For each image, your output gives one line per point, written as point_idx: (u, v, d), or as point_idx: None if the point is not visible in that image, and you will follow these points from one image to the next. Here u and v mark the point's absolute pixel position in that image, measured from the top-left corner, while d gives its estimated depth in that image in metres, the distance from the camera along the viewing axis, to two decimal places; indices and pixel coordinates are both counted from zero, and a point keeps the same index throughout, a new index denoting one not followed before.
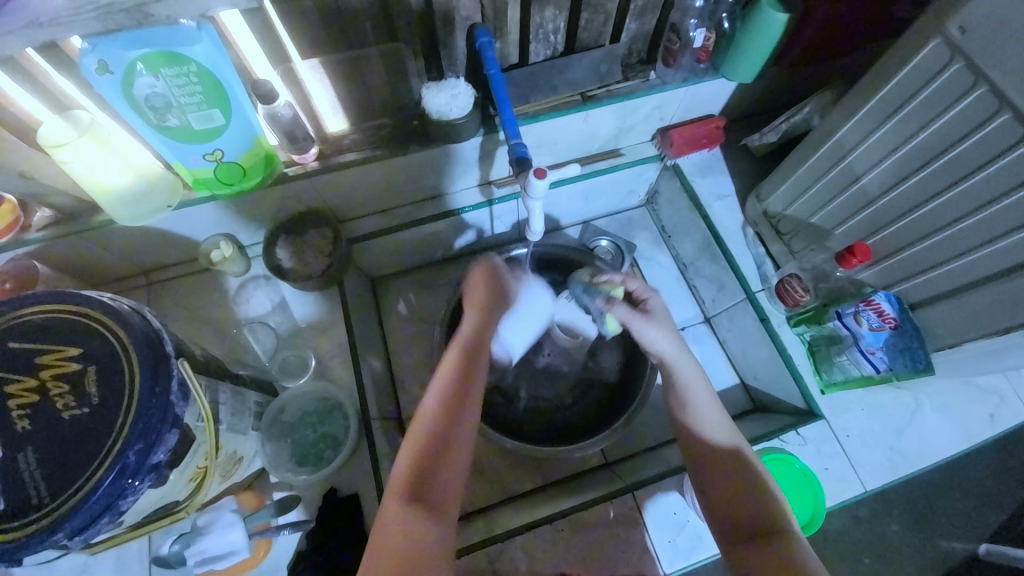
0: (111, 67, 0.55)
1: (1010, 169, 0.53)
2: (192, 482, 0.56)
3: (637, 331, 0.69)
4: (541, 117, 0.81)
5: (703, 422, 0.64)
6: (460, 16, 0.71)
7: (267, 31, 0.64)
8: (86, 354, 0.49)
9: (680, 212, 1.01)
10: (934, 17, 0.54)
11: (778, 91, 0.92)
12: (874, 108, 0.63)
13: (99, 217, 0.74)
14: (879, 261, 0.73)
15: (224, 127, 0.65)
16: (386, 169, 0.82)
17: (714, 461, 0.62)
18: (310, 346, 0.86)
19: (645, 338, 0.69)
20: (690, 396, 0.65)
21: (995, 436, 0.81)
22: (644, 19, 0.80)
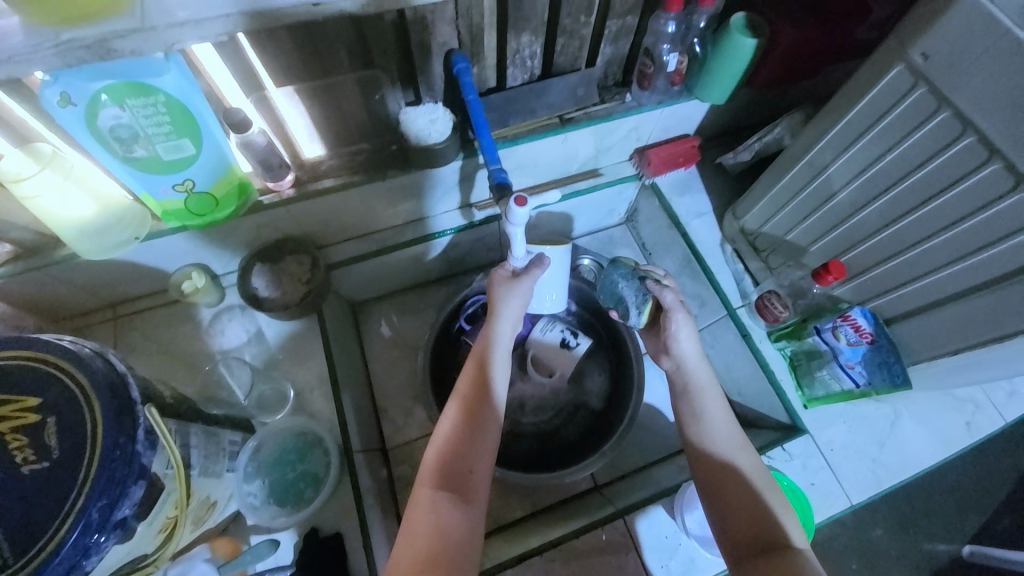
0: (74, 99, 0.53)
1: (976, 189, 0.55)
2: (161, 533, 0.53)
3: (673, 327, 0.72)
4: (520, 140, 0.82)
5: (711, 431, 0.65)
6: (436, 43, 0.71)
7: (239, 60, 0.63)
8: (44, 403, 0.46)
9: (659, 230, 1.02)
10: (896, 45, 0.56)
11: (749, 111, 0.95)
12: (842, 130, 0.65)
13: (61, 252, 0.71)
14: (854, 277, 0.75)
15: (195, 156, 0.64)
16: (365, 195, 0.81)
17: (723, 467, 0.62)
18: (288, 378, 0.83)
19: (676, 337, 0.72)
20: (702, 406, 0.67)
21: (972, 444, 0.83)
22: (619, 44, 0.81)
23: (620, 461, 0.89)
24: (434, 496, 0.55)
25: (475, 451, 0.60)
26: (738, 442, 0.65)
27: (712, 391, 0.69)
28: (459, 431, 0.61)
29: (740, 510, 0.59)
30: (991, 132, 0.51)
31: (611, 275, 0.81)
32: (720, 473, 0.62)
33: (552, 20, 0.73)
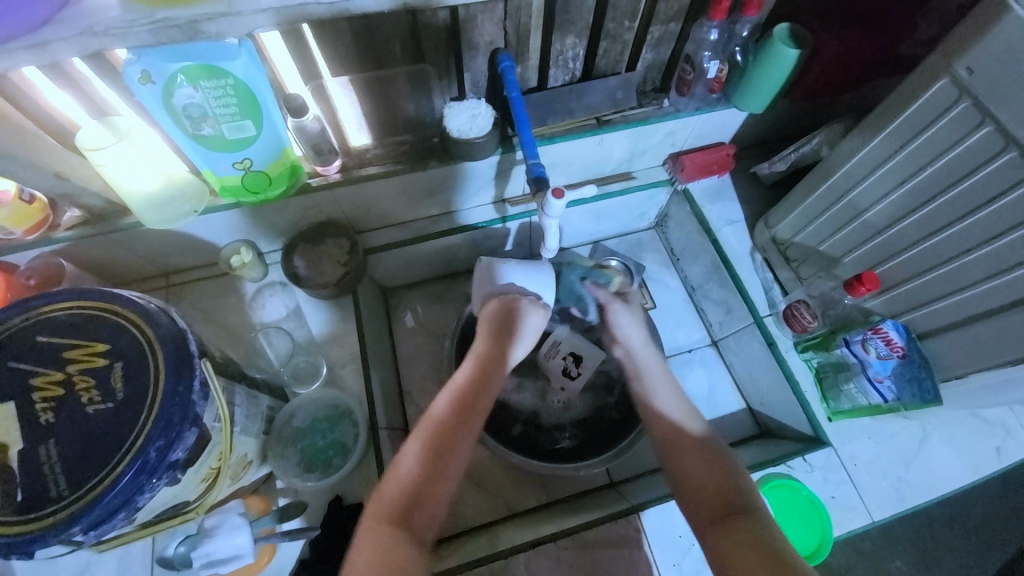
0: (153, 78, 0.58)
1: (1018, 204, 0.55)
2: (204, 482, 0.57)
3: (614, 315, 0.84)
4: (558, 139, 0.84)
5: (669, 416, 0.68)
6: (484, 41, 0.74)
7: (301, 51, 0.68)
8: (113, 350, 0.50)
9: (689, 235, 1.02)
10: (942, 57, 0.56)
11: (785, 122, 0.96)
12: (881, 142, 0.65)
13: (127, 220, 0.76)
14: (887, 290, 0.74)
15: (255, 136, 0.68)
16: (405, 184, 0.85)
17: (689, 450, 0.64)
18: (321, 353, 0.87)
19: (618, 324, 0.83)
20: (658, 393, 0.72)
21: (1002, 470, 0.81)
22: (660, 49, 0.83)
23: (636, 461, 0.90)
24: (416, 467, 0.60)
25: (461, 435, 0.63)
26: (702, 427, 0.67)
27: (659, 375, 0.75)
28: (440, 422, 0.63)
29: (703, 494, 0.60)
30: None
31: (568, 277, 0.93)
32: (680, 460, 0.64)
33: (597, 24, 0.76)
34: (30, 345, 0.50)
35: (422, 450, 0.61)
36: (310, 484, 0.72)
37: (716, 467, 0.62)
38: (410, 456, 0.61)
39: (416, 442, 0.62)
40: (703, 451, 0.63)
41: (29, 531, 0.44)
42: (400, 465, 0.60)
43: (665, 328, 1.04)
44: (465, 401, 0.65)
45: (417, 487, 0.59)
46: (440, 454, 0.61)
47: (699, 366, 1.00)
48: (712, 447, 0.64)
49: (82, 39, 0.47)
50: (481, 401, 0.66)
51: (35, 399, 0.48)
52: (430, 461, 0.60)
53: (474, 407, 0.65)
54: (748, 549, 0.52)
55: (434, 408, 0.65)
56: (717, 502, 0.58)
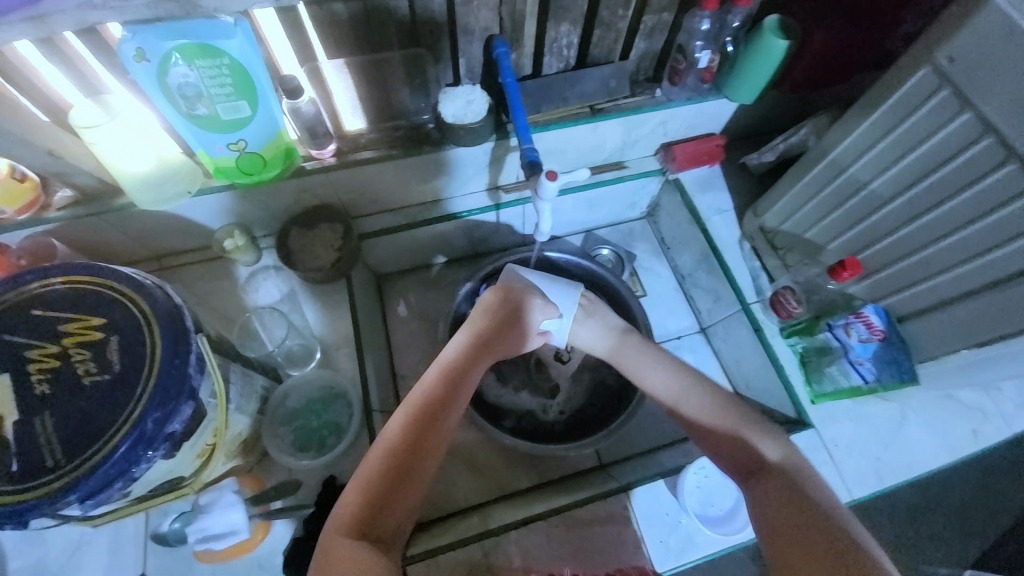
0: (148, 56, 0.58)
1: (992, 190, 0.57)
2: (199, 458, 0.58)
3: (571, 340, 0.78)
4: (551, 126, 0.84)
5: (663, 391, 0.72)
6: (480, 27, 0.75)
7: (297, 32, 0.68)
8: (109, 323, 0.50)
9: (680, 225, 1.04)
10: (924, 47, 0.58)
11: (775, 114, 0.97)
12: (866, 130, 0.67)
13: (120, 200, 0.76)
14: (870, 275, 0.76)
15: (250, 117, 0.68)
16: (400, 169, 0.85)
17: (697, 422, 0.68)
18: (315, 336, 0.87)
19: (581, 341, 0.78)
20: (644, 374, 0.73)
21: (978, 451, 0.84)
22: (653, 39, 0.84)
23: (625, 443, 0.92)
24: (385, 471, 0.58)
25: (447, 411, 0.63)
26: (708, 396, 0.69)
27: (641, 360, 0.74)
28: (406, 426, 0.61)
29: (731, 457, 0.65)
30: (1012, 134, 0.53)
31: None
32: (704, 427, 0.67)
33: (591, 12, 0.77)
34: (24, 318, 0.50)
35: (391, 453, 0.59)
36: (305, 462, 0.73)
37: (742, 424, 0.65)
38: (378, 459, 0.59)
39: (385, 443, 0.60)
40: (728, 411, 0.67)
41: (25, 499, 0.44)
42: (383, 441, 0.60)
43: (655, 315, 1.06)
44: (451, 386, 0.65)
45: (386, 491, 0.58)
46: (421, 439, 0.60)
47: (688, 352, 1.02)
48: (733, 407, 0.67)
49: (80, 13, 0.48)
50: (466, 386, 0.66)
51: (30, 371, 0.48)
52: (402, 463, 0.59)
53: (463, 380, 0.66)
54: (783, 502, 0.57)
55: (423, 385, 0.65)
56: (743, 462, 0.63)
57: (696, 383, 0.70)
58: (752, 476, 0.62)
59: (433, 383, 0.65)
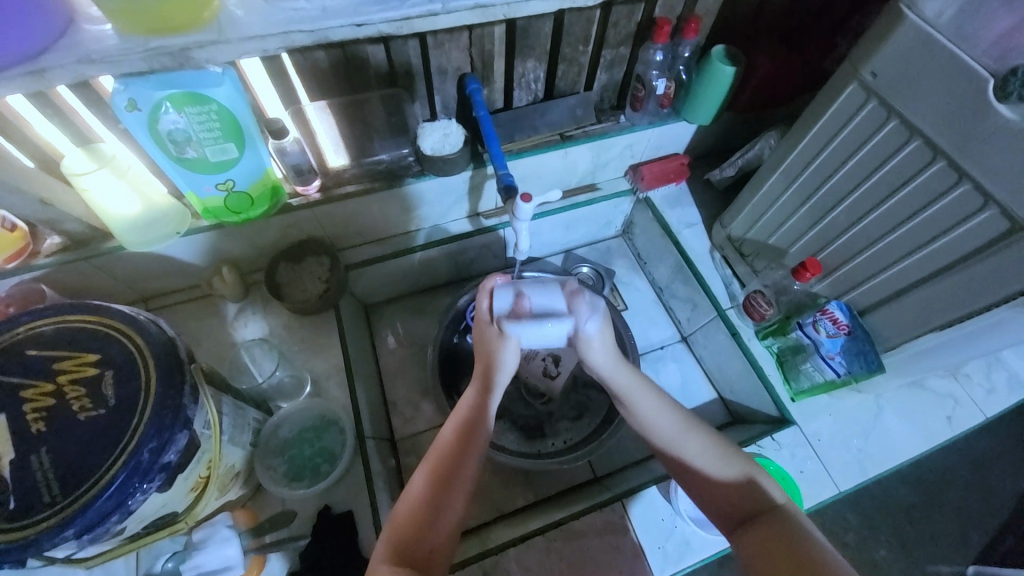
0: (139, 105, 0.61)
1: (925, 187, 0.63)
2: (193, 492, 0.58)
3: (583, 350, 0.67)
4: (525, 153, 0.90)
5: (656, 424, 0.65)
6: (452, 67, 0.81)
7: (281, 78, 0.73)
8: (104, 359, 0.52)
9: (653, 239, 1.09)
10: (851, 67, 0.65)
11: (731, 133, 1.05)
12: (810, 141, 0.74)
13: (110, 244, 0.78)
14: (830, 273, 0.81)
15: (238, 158, 0.71)
16: (383, 202, 0.89)
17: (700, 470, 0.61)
18: (305, 367, 0.88)
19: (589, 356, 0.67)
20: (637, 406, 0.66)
21: (956, 437, 0.88)
22: (613, 71, 0.91)
23: (618, 455, 0.93)
24: (416, 515, 0.58)
25: (467, 456, 0.61)
26: (710, 433, 0.64)
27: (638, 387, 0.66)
28: (432, 473, 0.61)
29: (723, 504, 0.60)
30: (934, 137, 0.59)
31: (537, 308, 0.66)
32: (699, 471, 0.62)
33: (555, 48, 0.83)
34: (20, 360, 0.52)
35: (420, 500, 0.59)
36: (299, 492, 0.73)
37: (737, 471, 0.60)
38: (405, 509, 0.59)
39: (412, 493, 0.60)
40: (725, 452, 0.62)
41: (23, 537, 0.45)
42: (412, 494, 0.60)
43: (637, 327, 1.09)
44: (466, 425, 0.63)
45: (421, 526, 0.57)
46: (446, 479, 0.60)
47: (672, 362, 1.05)
48: (729, 448, 0.62)
49: (80, 66, 0.51)
50: (480, 425, 0.63)
51: (26, 410, 0.49)
52: (433, 502, 0.59)
53: (483, 426, 0.63)
54: (779, 552, 0.51)
55: (441, 437, 0.63)
56: (739, 510, 0.58)
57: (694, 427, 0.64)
58: (745, 525, 0.56)
59: (448, 435, 0.63)
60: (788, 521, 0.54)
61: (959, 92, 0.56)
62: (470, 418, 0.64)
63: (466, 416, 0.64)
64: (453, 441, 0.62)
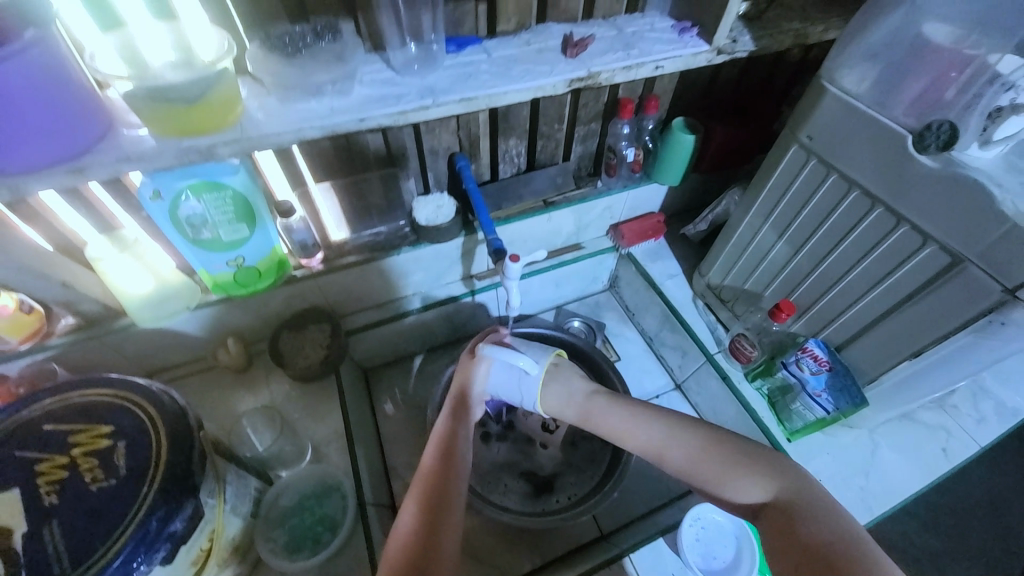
0: (163, 195, 0.68)
1: (872, 229, 0.70)
2: (193, 567, 0.57)
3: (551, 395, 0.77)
4: (513, 219, 0.98)
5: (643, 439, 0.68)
6: (442, 148, 0.91)
7: (289, 164, 0.82)
8: (117, 430, 0.54)
9: (638, 292, 1.15)
10: (790, 132, 0.75)
11: (699, 192, 1.15)
12: (768, 194, 0.82)
13: (122, 321, 0.83)
14: (804, 312, 0.86)
15: (248, 237, 0.78)
16: (381, 270, 0.95)
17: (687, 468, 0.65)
18: (305, 435, 0.88)
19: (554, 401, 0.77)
20: (620, 425, 0.71)
21: (955, 469, 0.88)
22: (587, 143, 1.02)
23: (621, 508, 0.92)
24: (407, 549, 0.57)
25: (452, 479, 0.65)
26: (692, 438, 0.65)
27: (615, 412, 0.72)
28: (419, 502, 0.62)
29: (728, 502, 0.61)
30: (870, 186, 0.67)
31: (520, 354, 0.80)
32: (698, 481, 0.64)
33: (533, 128, 0.94)
34: (37, 434, 0.54)
35: (409, 532, 0.59)
36: (300, 564, 0.72)
37: (726, 473, 0.62)
38: (396, 547, 0.58)
39: (403, 523, 0.60)
40: (711, 456, 0.63)
41: None
42: (400, 526, 0.60)
43: (631, 378, 1.12)
44: (445, 447, 0.68)
45: (413, 558, 0.56)
46: (436, 503, 0.62)
47: (668, 410, 1.07)
48: (716, 452, 0.63)
49: (116, 164, 0.58)
50: (457, 445, 0.69)
51: (40, 483, 0.51)
52: (425, 530, 0.59)
53: (457, 446, 0.69)
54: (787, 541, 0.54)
55: (423, 467, 0.67)
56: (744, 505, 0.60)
57: (676, 430, 0.67)
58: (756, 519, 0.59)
59: (430, 461, 0.67)
60: (792, 509, 0.56)
61: (884, 149, 0.64)
62: (449, 444, 0.69)
63: (445, 439, 0.70)
64: (438, 466, 0.66)
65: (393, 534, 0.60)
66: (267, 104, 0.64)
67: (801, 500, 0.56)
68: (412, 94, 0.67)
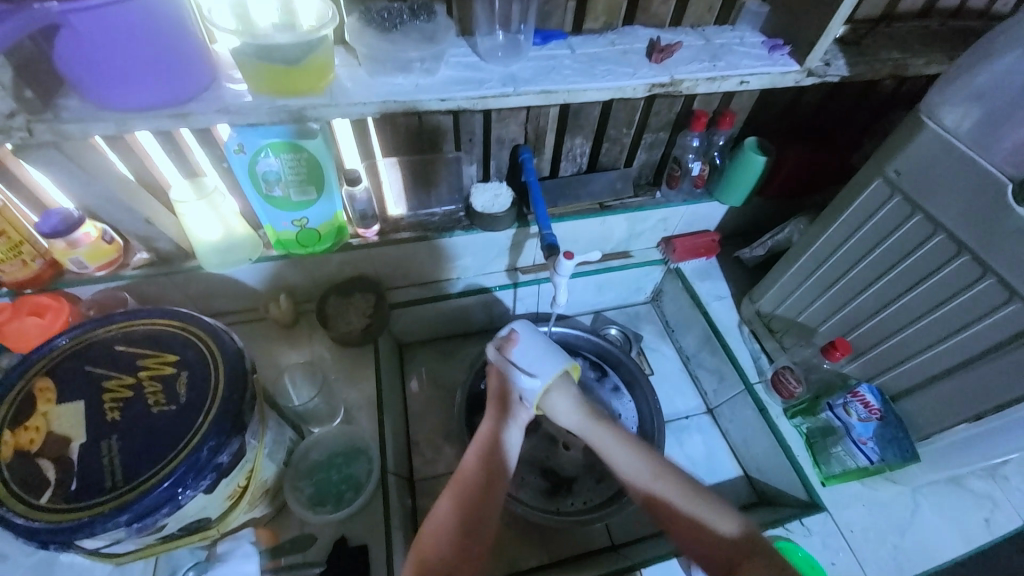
0: (246, 148, 0.72)
1: (954, 277, 0.66)
2: (229, 500, 0.60)
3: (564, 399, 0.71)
4: (567, 218, 0.98)
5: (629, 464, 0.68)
6: (508, 138, 0.91)
7: (362, 136, 0.84)
8: (181, 360, 0.58)
9: (681, 308, 1.12)
10: (875, 164, 0.71)
11: (760, 216, 1.11)
12: (840, 226, 0.78)
13: (189, 264, 0.87)
14: (861, 354, 0.82)
15: (314, 201, 0.81)
16: (432, 249, 0.97)
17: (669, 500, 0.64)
18: (339, 397, 0.91)
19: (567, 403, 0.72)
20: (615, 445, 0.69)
21: (993, 543, 0.82)
22: (652, 152, 1.00)
23: (635, 522, 0.91)
24: (439, 550, 0.61)
25: (491, 494, 0.65)
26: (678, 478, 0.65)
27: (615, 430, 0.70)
28: (456, 505, 0.64)
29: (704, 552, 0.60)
30: (959, 232, 0.63)
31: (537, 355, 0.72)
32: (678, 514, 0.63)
33: (601, 129, 0.93)
34: (109, 353, 0.58)
35: (442, 532, 0.63)
36: (321, 517, 0.75)
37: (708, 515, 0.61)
38: (428, 544, 0.62)
39: (435, 521, 0.64)
40: (694, 499, 0.63)
41: (77, 518, 0.49)
42: (432, 522, 0.64)
43: (662, 394, 1.09)
44: (489, 459, 0.67)
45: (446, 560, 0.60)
46: (473, 514, 0.64)
47: (697, 432, 1.04)
48: (703, 496, 0.63)
49: (215, 113, 0.62)
50: (500, 457, 0.68)
51: (108, 398, 0.55)
52: (460, 535, 0.62)
53: (500, 459, 0.68)
54: None
55: (462, 470, 0.67)
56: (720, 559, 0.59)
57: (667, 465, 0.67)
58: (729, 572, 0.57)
59: (471, 469, 0.67)
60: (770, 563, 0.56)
61: (981, 194, 0.60)
62: (491, 454, 0.68)
63: (485, 448, 0.68)
64: (477, 477, 0.66)
65: (425, 528, 0.63)
66: (356, 74, 0.67)
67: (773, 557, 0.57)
68: (493, 81, 0.68)
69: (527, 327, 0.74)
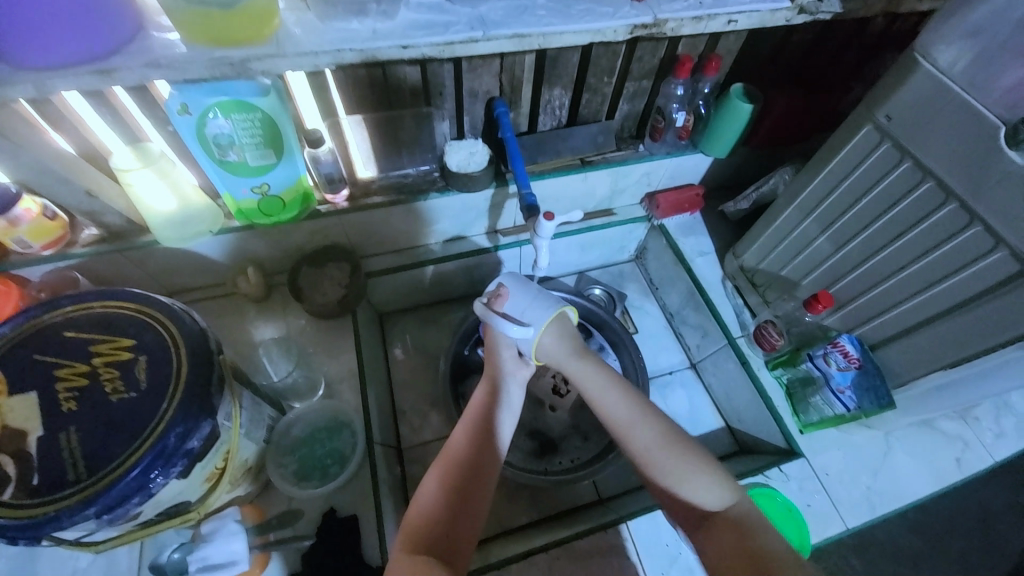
0: (191, 109, 0.65)
1: (940, 226, 0.65)
2: (208, 482, 0.59)
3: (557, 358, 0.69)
4: (547, 176, 0.94)
5: (613, 412, 0.65)
6: (482, 91, 0.85)
7: (322, 93, 0.77)
8: (139, 345, 0.54)
9: (666, 266, 1.11)
10: (866, 109, 0.68)
11: (745, 168, 1.08)
12: (826, 176, 0.75)
13: (144, 238, 0.81)
14: (841, 306, 0.83)
15: (274, 165, 0.75)
16: (407, 212, 0.92)
17: (652, 451, 0.61)
18: (319, 370, 0.89)
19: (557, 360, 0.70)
20: (600, 401, 0.66)
21: (965, 480, 0.87)
22: (635, 102, 0.95)
23: (621, 476, 0.93)
24: (427, 521, 0.60)
25: (480, 463, 0.64)
26: (658, 430, 0.62)
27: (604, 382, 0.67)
28: (444, 476, 0.63)
29: (680, 505, 0.60)
30: (947, 179, 0.62)
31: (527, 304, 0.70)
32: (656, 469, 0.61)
33: (581, 78, 0.87)
34: (57, 340, 0.54)
35: (430, 502, 0.61)
36: (307, 491, 0.74)
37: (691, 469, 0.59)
38: (417, 514, 0.61)
39: (425, 494, 0.62)
40: (677, 451, 0.61)
41: (41, 514, 0.47)
42: (421, 496, 0.62)
43: (647, 352, 1.10)
44: (478, 428, 0.66)
45: (435, 528, 0.59)
46: (462, 484, 0.62)
47: (680, 387, 1.06)
48: (689, 452, 0.60)
49: (145, 69, 0.55)
50: (490, 426, 0.67)
51: (60, 389, 0.51)
52: (449, 505, 0.61)
53: (490, 427, 0.67)
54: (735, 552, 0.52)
55: (450, 444, 0.66)
56: (693, 509, 0.59)
57: (650, 415, 0.64)
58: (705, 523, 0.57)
59: (459, 440, 0.66)
60: (743, 523, 0.55)
61: (972, 140, 0.58)
62: (482, 423, 0.67)
63: (476, 418, 0.68)
64: (466, 446, 0.65)
65: (415, 498, 0.63)
66: (305, 20, 0.60)
67: (750, 519, 0.55)
68: (461, 24, 0.62)
69: (516, 278, 0.71)
